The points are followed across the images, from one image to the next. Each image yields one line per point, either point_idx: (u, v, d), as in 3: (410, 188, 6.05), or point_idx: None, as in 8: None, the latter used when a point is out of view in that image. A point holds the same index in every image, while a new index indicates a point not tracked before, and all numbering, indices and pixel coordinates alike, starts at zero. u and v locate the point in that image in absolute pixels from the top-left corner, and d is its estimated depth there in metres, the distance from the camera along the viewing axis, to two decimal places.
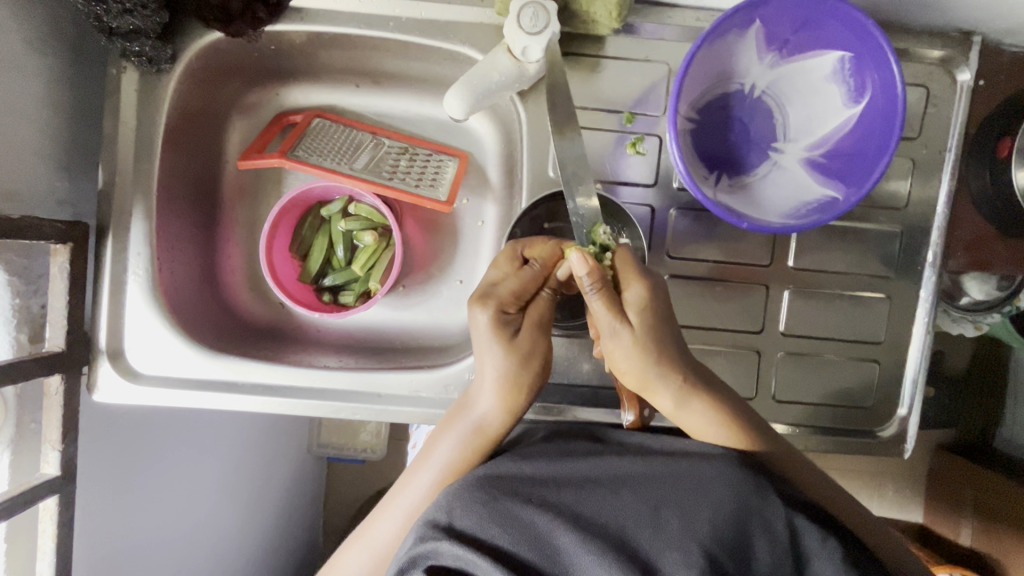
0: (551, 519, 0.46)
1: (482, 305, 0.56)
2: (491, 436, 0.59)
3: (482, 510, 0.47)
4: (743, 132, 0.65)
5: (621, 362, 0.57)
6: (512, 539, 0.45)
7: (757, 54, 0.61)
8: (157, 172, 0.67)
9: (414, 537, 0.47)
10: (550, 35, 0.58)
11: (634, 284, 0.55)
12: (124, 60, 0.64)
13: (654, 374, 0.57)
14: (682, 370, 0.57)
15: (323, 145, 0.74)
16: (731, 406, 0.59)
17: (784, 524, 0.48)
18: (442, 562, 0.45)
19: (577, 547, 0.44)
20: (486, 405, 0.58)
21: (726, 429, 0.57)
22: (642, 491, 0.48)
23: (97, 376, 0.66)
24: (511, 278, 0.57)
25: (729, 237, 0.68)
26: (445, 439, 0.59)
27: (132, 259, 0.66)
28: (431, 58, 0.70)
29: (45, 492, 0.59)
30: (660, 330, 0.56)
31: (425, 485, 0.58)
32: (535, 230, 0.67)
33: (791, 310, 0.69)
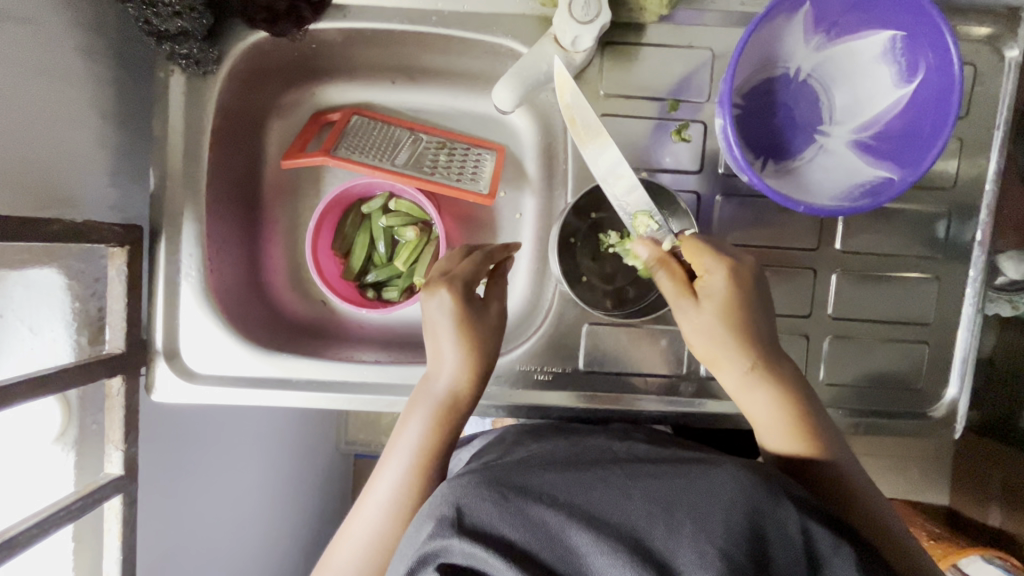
0: (563, 517, 0.43)
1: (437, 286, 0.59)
2: (458, 403, 0.60)
3: (493, 507, 0.44)
4: (789, 117, 0.65)
5: (693, 337, 0.57)
6: (523, 536, 0.43)
7: (804, 36, 0.61)
8: (206, 173, 0.68)
9: (425, 534, 0.44)
10: (602, 23, 0.58)
11: (715, 270, 0.55)
12: (171, 63, 0.64)
13: (725, 356, 0.57)
14: (753, 356, 0.57)
15: (364, 142, 0.74)
16: (800, 402, 0.58)
17: (796, 529, 0.45)
18: (452, 560, 0.42)
19: (592, 545, 0.41)
20: (446, 375, 0.60)
21: (782, 427, 0.58)
22: (653, 491, 0.45)
23: (155, 377, 0.67)
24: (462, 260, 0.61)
25: (777, 222, 0.68)
26: (412, 418, 0.60)
27: (185, 261, 0.67)
28: (471, 52, 0.71)
29: (111, 490, 0.60)
30: (732, 315, 0.56)
31: (398, 475, 0.58)
32: (583, 221, 0.67)
33: (838, 293, 0.68)
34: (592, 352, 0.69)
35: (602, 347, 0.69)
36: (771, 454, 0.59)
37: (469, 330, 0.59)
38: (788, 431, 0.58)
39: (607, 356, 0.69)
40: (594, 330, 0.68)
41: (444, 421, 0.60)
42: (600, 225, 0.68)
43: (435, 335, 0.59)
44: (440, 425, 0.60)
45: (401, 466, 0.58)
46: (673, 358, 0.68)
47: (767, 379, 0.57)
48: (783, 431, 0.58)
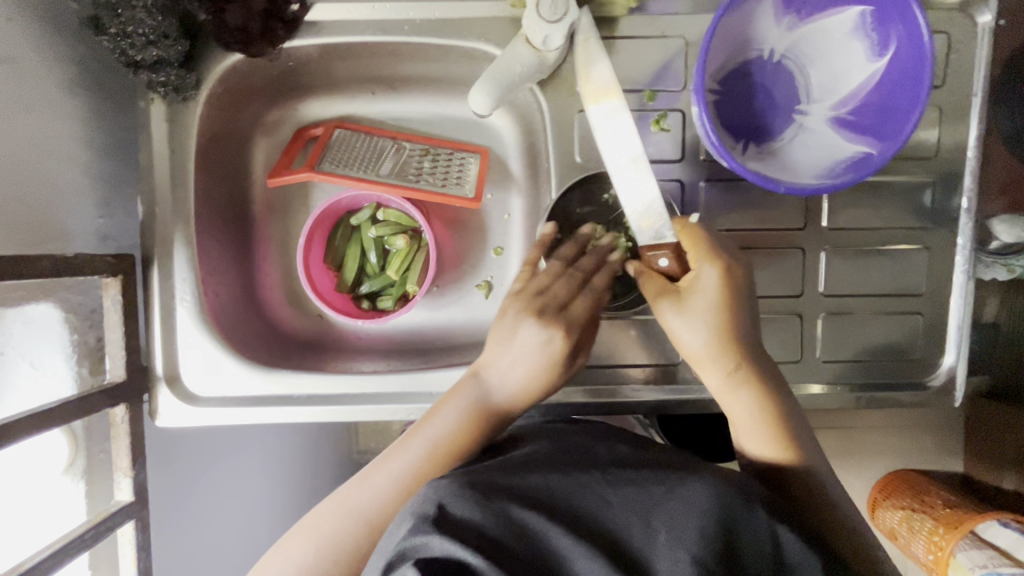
0: (546, 520, 0.44)
1: (554, 323, 0.61)
2: (499, 414, 0.63)
3: (477, 507, 0.45)
4: (766, 99, 0.65)
5: (679, 336, 0.59)
6: (506, 537, 0.43)
7: (775, 18, 0.61)
8: (193, 198, 0.68)
9: (405, 531, 0.45)
10: (571, 21, 0.58)
11: (705, 264, 0.58)
12: (150, 92, 0.65)
13: (708, 356, 0.58)
14: (736, 358, 0.58)
15: (348, 155, 0.75)
16: (779, 402, 0.59)
17: (767, 534, 0.47)
18: (431, 554, 0.42)
19: (573, 548, 0.43)
20: (505, 387, 0.63)
21: (761, 430, 0.58)
22: (632, 497, 0.47)
23: (158, 402, 0.67)
24: (580, 299, 0.63)
25: (764, 204, 0.68)
26: (451, 405, 0.62)
27: (179, 285, 0.67)
28: (446, 58, 0.71)
29: (123, 517, 0.61)
30: (717, 316, 0.57)
31: (418, 456, 0.59)
32: (567, 216, 0.68)
33: (828, 270, 0.69)
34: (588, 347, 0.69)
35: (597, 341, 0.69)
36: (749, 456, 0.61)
37: (553, 368, 0.62)
38: (767, 434, 0.58)
39: (603, 350, 0.69)
40: None
41: (482, 425, 0.61)
42: (585, 221, 0.68)
43: (524, 357, 0.62)
44: (478, 429, 0.61)
45: (427, 450, 0.60)
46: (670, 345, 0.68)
47: (750, 383, 0.58)
48: (763, 435, 0.59)
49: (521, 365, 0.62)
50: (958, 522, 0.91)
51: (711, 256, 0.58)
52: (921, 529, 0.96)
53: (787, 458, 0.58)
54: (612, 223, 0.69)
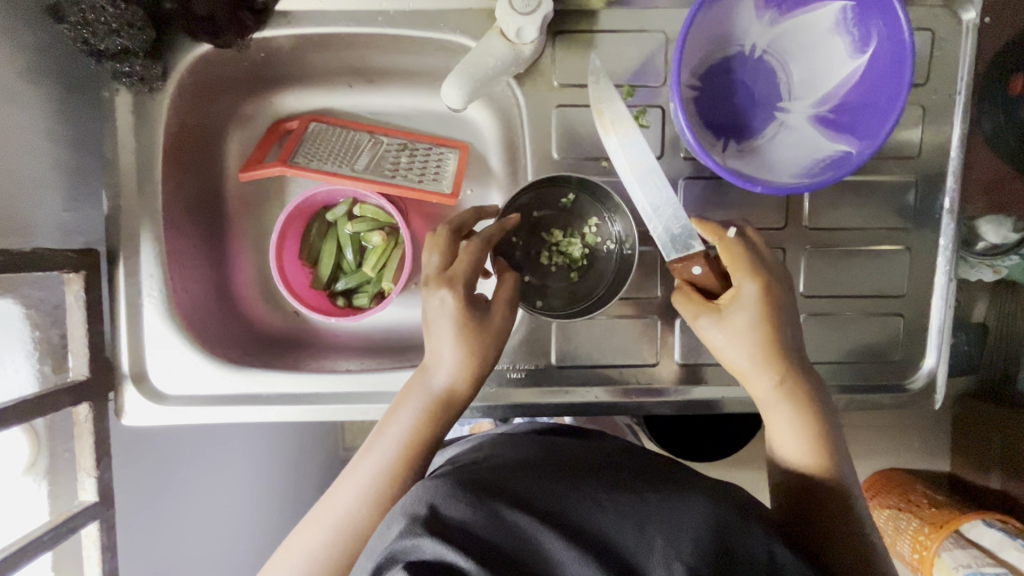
0: (539, 523, 0.43)
1: (441, 285, 0.56)
2: (452, 402, 0.59)
3: (468, 509, 0.44)
4: (747, 96, 0.64)
5: (721, 350, 0.57)
6: (497, 539, 0.42)
7: (756, 13, 0.60)
8: (161, 191, 0.66)
9: (395, 532, 0.44)
10: (544, 13, 0.55)
11: (748, 279, 0.55)
12: (116, 82, 0.63)
13: (752, 368, 0.56)
14: (780, 371, 0.56)
15: (322, 149, 0.73)
16: (819, 417, 0.57)
17: (765, 554, 0.44)
18: (420, 556, 0.41)
19: (564, 551, 0.42)
20: (444, 371, 0.58)
21: (798, 437, 0.56)
22: (631, 503, 0.45)
23: (124, 401, 0.65)
24: (461, 257, 0.57)
25: (744, 203, 0.67)
26: (404, 408, 0.59)
27: (146, 281, 0.65)
28: (423, 51, 0.70)
29: (86, 517, 0.60)
30: (761, 331, 0.55)
31: (380, 464, 0.57)
32: (524, 220, 0.66)
33: (810, 270, 0.68)
34: (564, 347, 0.67)
35: (575, 342, 0.67)
36: (786, 469, 0.58)
37: (472, 335, 0.57)
38: (809, 448, 0.56)
39: (580, 350, 0.67)
40: (566, 325, 0.67)
41: (438, 418, 0.59)
42: (542, 226, 0.67)
43: (437, 332, 0.57)
44: (429, 423, 0.59)
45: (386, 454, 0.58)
46: (647, 346, 0.67)
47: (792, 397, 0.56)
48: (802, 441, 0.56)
49: (441, 343, 0.57)
50: (944, 522, 0.92)
51: (755, 272, 0.56)
52: (907, 528, 0.96)
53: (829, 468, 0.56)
54: (570, 227, 0.67)
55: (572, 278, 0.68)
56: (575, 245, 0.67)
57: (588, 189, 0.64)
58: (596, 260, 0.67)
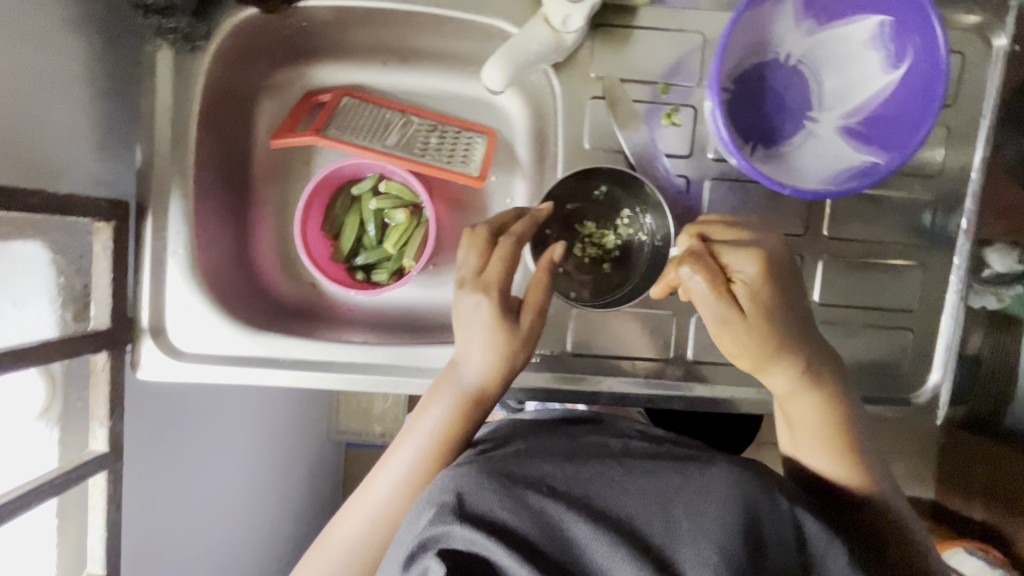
0: (564, 509, 0.45)
1: (474, 289, 0.59)
2: (481, 400, 0.61)
3: (496, 496, 0.46)
4: (778, 103, 0.65)
5: (727, 342, 0.57)
6: (527, 526, 0.44)
7: (795, 21, 0.62)
8: (194, 146, 0.66)
9: (426, 520, 0.46)
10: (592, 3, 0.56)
11: (742, 256, 0.56)
12: (159, 38, 0.63)
13: (773, 364, 0.57)
14: (806, 365, 0.57)
15: (355, 123, 0.74)
16: (841, 412, 0.58)
17: (789, 525, 0.48)
18: (451, 546, 0.43)
19: (591, 537, 0.44)
20: (475, 369, 0.60)
21: (817, 445, 0.58)
22: (651, 488, 0.47)
23: (141, 354, 0.65)
24: (494, 259, 0.59)
25: (768, 207, 0.68)
26: (435, 403, 0.60)
27: (172, 238, 0.65)
28: (463, 33, 0.70)
29: (96, 466, 0.61)
30: (763, 314, 0.56)
31: (411, 458, 0.59)
32: (558, 210, 0.67)
33: (826, 278, 0.69)
34: (581, 335, 0.68)
35: (591, 330, 0.68)
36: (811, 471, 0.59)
37: (503, 337, 0.59)
38: (830, 449, 0.58)
39: (596, 339, 0.68)
40: (584, 313, 0.67)
41: (468, 415, 0.60)
42: (575, 217, 0.67)
43: (470, 332, 0.59)
44: (460, 418, 0.60)
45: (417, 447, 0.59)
46: (662, 341, 0.68)
47: (814, 391, 0.58)
48: (824, 453, 0.58)
49: (476, 342, 0.59)
50: None
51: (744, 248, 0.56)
52: None
53: (851, 477, 0.57)
54: (601, 220, 0.68)
55: (604, 269, 0.68)
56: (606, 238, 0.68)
57: (622, 181, 0.65)
58: (627, 252, 0.68)
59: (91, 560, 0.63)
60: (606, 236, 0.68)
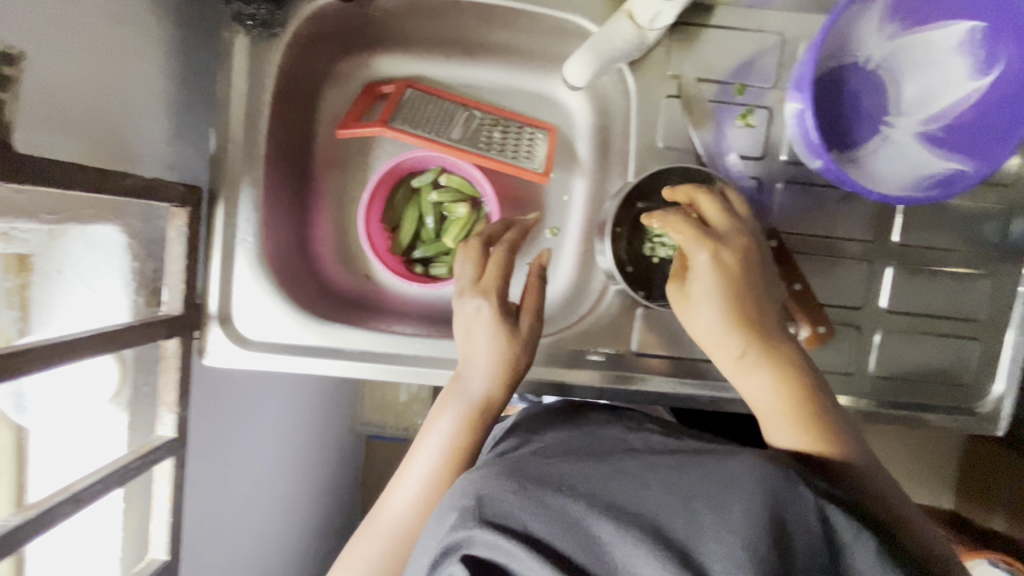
0: (586, 507, 0.42)
1: (476, 293, 0.62)
2: (488, 410, 0.61)
3: (514, 498, 0.43)
4: (855, 106, 0.65)
5: (694, 318, 0.56)
6: (548, 529, 0.41)
7: (880, 24, 0.61)
8: (267, 134, 0.66)
9: (447, 527, 0.44)
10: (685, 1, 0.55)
11: (697, 252, 0.55)
12: (238, 24, 0.63)
13: (731, 336, 0.55)
14: (743, 343, 0.55)
15: (420, 116, 0.73)
16: (796, 385, 0.54)
17: (816, 515, 0.42)
18: (473, 551, 0.41)
19: (615, 535, 0.40)
20: (481, 377, 0.61)
21: (784, 418, 0.54)
22: (672, 480, 0.44)
23: (208, 342, 0.65)
24: (490, 267, 0.63)
25: (840, 212, 0.67)
26: (444, 415, 0.60)
27: (242, 225, 0.65)
28: (535, 28, 0.70)
29: (165, 451, 0.60)
30: (723, 290, 0.54)
31: (424, 472, 0.58)
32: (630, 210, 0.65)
33: (894, 285, 0.68)
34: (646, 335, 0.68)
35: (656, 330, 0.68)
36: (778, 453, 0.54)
37: (505, 339, 0.61)
38: (793, 426, 0.53)
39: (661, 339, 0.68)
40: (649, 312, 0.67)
41: (477, 425, 0.60)
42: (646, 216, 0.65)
43: (477, 334, 0.61)
44: (471, 429, 0.59)
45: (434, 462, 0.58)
46: None
47: (760, 359, 0.54)
48: (785, 422, 0.53)
49: (480, 346, 0.61)
50: None
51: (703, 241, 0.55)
52: None
53: (822, 451, 0.52)
54: None
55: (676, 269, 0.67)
56: None
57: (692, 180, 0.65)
58: None
59: (155, 546, 0.63)
60: None
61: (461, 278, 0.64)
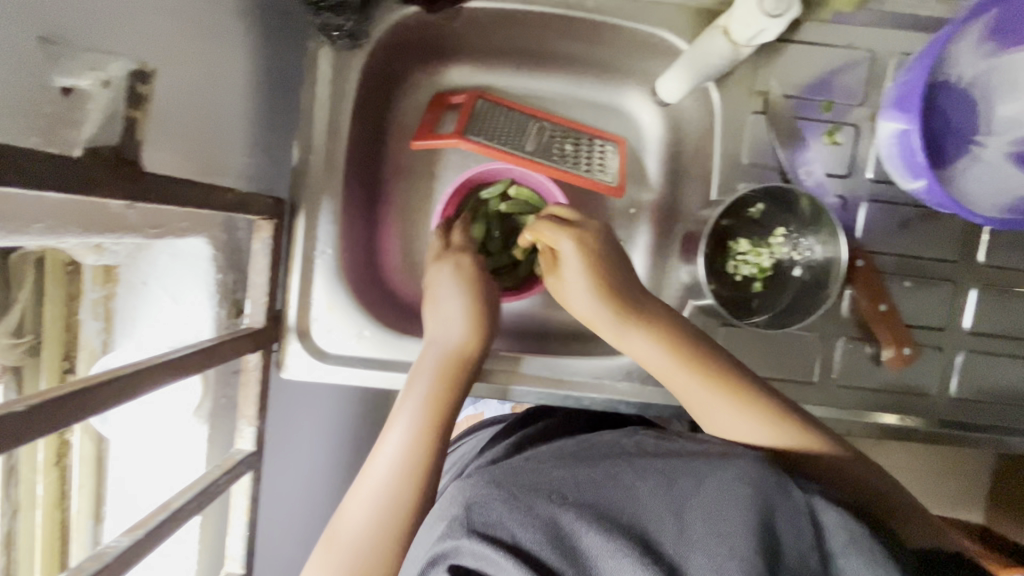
0: (575, 516, 0.41)
1: (460, 280, 0.65)
2: (464, 359, 0.62)
3: (502, 505, 0.42)
4: (943, 126, 0.63)
5: (569, 301, 0.62)
6: (533, 539, 0.40)
7: (976, 44, 0.60)
8: (347, 146, 0.66)
9: (437, 536, 0.43)
10: (790, 19, 0.53)
11: (563, 239, 0.60)
12: (324, 35, 0.62)
13: (636, 322, 0.59)
14: (690, 338, 0.58)
15: (493, 128, 0.70)
16: (745, 378, 0.56)
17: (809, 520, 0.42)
18: (462, 562, 0.39)
19: (604, 547, 0.39)
20: (455, 325, 0.63)
21: (740, 412, 0.55)
22: (658, 489, 0.43)
23: (287, 355, 0.64)
24: (452, 238, 0.69)
25: (924, 232, 0.66)
26: (419, 376, 0.60)
27: (323, 237, 0.65)
28: (616, 42, 0.69)
29: (245, 466, 0.60)
30: (603, 275, 0.60)
31: (401, 441, 0.56)
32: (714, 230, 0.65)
33: (977, 306, 0.67)
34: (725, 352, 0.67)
35: (736, 348, 0.67)
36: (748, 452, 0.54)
37: (476, 285, 0.65)
38: (755, 416, 0.54)
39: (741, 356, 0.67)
40: (730, 330, 0.67)
41: (457, 376, 0.61)
42: (729, 234, 0.66)
43: (442, 289, 0.65)
44: (444, 391, 0.59)
45: (404, 430, 0.56)
46: (807, 363, 0.67)
47: (676, 353, 0.57)
48: (734, 414, 0.55)
49: (453, 296, 0.64)
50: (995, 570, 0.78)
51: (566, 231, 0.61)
52: None
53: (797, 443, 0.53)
54: (756, 238, 0.67)
55: (757, 288, 0.67)
56: (760, 255, 0.66)
57: (779, 200, 0.64)
58: (781, 270, 0.67)
59: (230, 559, 0.63)
60: (760, 255, 0.66)
61: (443, 275, 0.65)
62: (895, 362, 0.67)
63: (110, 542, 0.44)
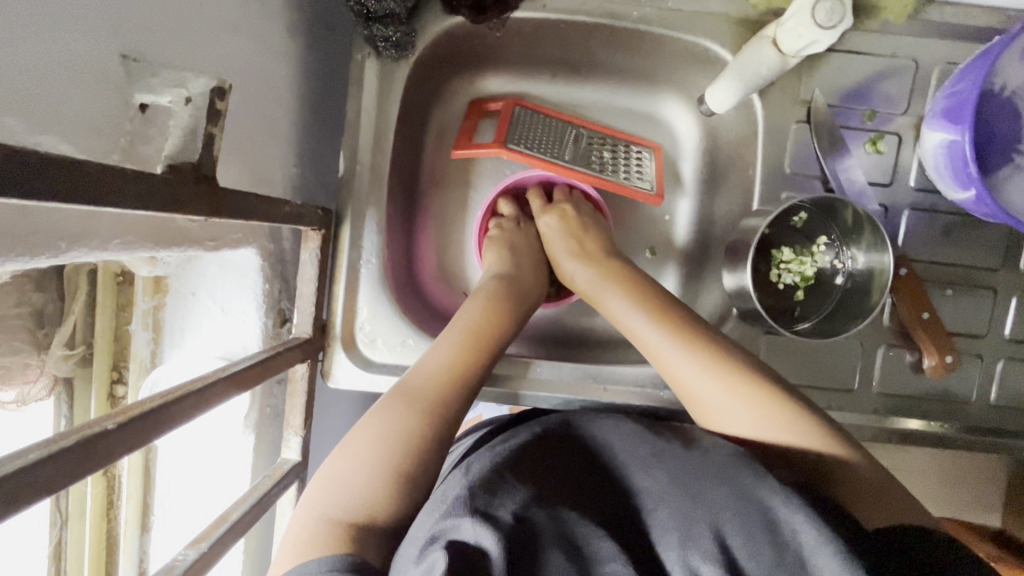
0: (569, 510, 0.40)
1: (500, 248, 0.68)
2: (515, 293, 0.63)
3: (500, 490, 0.40)
4: (985, 134, 0.63)
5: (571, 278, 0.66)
6: (532, 523, 0.38)
7: (1020, 53, 0.60)
8: (389, 156, 0.66)
9: (435, 515, 0.39)
10: (840, 32, 0.53)
11: (545, 214, 0.70)
12: (369, 46, 0.63)
13: (649, 285, 0.59)
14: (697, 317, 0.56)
15: (533, 135, 0.69)
16: (763, 366, 0.52)
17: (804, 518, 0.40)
18: (462, 539, 0.36)
19: (610, 553, 0.37)
20: (509, 267, 0.66)
21: (760, 401, 0.49)
22: (651, 487, 0.42)
23: (332, 364, 0.65)
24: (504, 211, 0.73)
25: (966, 240, 0.66)
26: (471, 301, 0.60)
27: (367, 247, 0.65)
28: (658, 52, 0.69)
29: (293, 475, 0.60)
30: (600, 250, 0.65)
31: (440, 356, 0.53)
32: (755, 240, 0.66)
33: (1020, 314, 0.67)
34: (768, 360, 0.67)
35: (778, 355, 0.67)
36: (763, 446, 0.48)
37: (526, 245, 0.69)
38: (771, 408, 0.49)
39: (783, 364, 0.67)
40: (772, 338, 0.67)
41: (507, 303, 0.61)
42: (770, 242, 0.68)
43: (496, 245, 0.68)
44: (473, 353, 0.54)
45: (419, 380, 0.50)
46: (849, 371, 0.67)
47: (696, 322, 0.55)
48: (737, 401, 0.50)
49: (507, 251, 0.68)
50: None
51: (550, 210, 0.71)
52: None
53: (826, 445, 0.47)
54: (798, 246, 0.68)
55: (798, 295, 0.68)
56: (803, 264, 0.67)
57: (822, 210, 0.64)
58: (823, 279, 0.68)
59: None
60: (802, 264, 0.67)
61: (500, 241, 0.69)
62: (935, 371, 0.65)
63: (178, 555, 0.44)
